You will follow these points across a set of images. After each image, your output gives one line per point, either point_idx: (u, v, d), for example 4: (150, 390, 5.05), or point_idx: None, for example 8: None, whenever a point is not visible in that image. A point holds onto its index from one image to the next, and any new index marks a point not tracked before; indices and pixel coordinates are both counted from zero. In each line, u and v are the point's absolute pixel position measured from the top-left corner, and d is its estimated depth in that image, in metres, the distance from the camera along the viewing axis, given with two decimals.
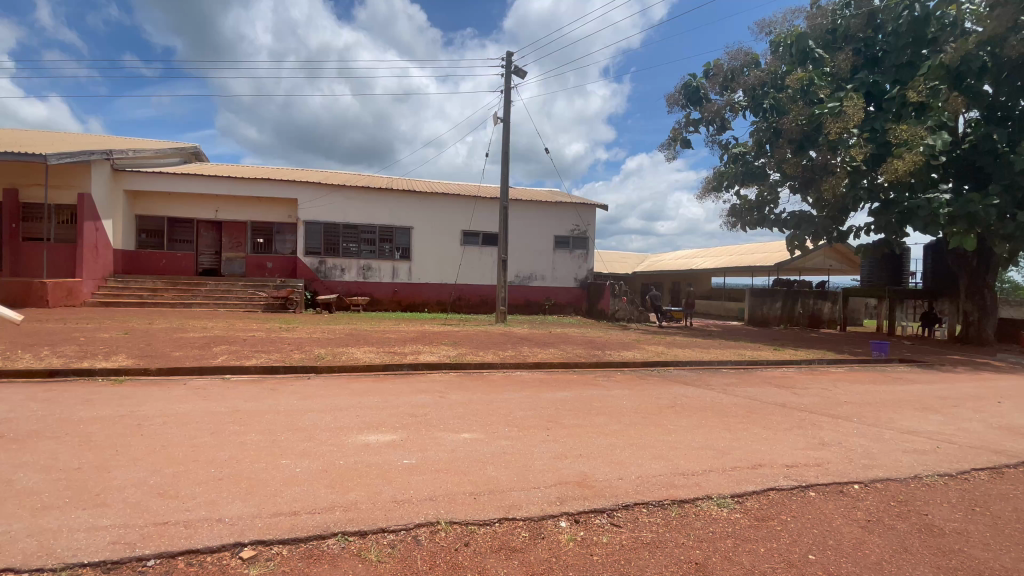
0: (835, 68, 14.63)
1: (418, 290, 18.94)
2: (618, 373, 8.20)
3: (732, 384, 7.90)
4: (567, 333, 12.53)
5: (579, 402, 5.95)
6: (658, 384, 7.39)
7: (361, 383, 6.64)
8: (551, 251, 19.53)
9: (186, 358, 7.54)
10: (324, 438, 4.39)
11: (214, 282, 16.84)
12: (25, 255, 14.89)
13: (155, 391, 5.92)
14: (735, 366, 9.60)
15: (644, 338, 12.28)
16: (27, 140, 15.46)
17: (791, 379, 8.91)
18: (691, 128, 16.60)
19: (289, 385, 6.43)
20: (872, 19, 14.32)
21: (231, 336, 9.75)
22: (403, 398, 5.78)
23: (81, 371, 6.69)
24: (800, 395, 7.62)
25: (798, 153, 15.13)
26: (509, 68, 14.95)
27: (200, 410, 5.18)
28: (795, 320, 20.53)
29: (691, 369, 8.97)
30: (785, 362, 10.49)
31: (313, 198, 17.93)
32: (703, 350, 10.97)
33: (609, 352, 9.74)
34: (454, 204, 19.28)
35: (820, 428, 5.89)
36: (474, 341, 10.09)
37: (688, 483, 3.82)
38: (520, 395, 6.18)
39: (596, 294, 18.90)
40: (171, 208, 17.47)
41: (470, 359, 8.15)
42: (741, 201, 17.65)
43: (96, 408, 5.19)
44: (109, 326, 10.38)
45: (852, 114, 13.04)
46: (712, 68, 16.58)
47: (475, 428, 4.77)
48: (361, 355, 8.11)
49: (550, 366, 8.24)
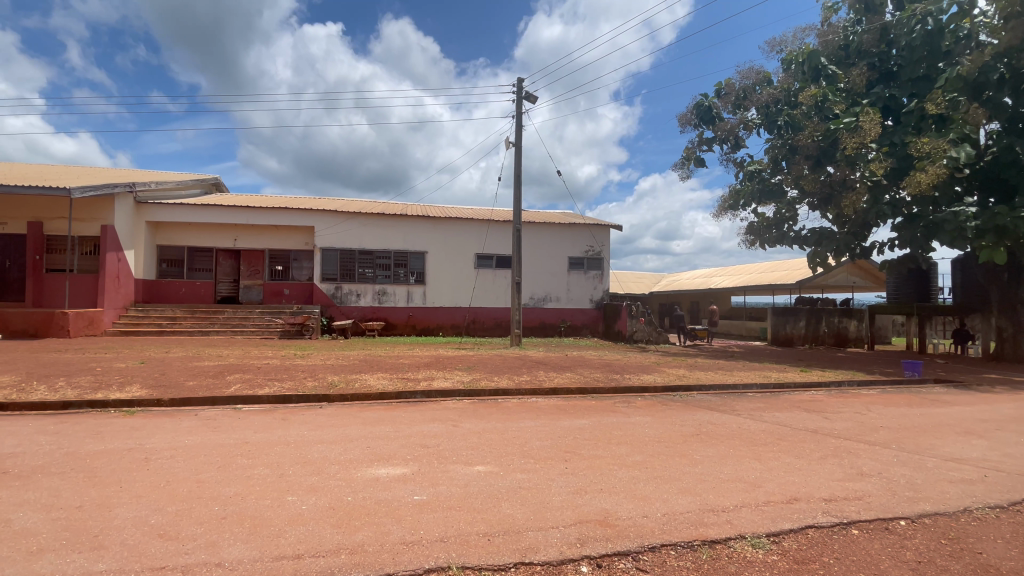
0: (849, 83, 14.52)
1: (432, 314, 18.88)
2: (638, 398, 7.88)
3: (759, 409, 7.52)
4: (584, 356, 12.25)
5: (598, 430, 5.69)
6: (680, 410, 7.08)
7: (372, 412, 6.48)
8: (566, 273, 19.38)
9: (199, 388, 7.49)
10: (333, 472, 4.22)
11: (231, 310, 17.01)
12: (49, 286, 15.26)
13: (165, 422, 5.85)
14: (760, 390, 9.19)
15: (663, 361, 11.94)
16: (54, 175, 16.02)
17: (821, 403, 8.50)
18: (704, 147, 16.51)
19: (301, 415, 6.31)
20: (885, 35, 14.24)
21: (246, 363, 9.73)
22: (415, 428, 5.60)
23: (95, 403, 6.67)
24: (832, 420, 7.21)
25: (815, 169, 14.89)
26: (521, 93, 15.17)
27: (208, 442, 5.07)
28: (820, 339, 19.88)
29: (714, 394, 8.59)
30: (813, 385, 10.05)
31: (330, 226, 18.18)
32: (726, 373, 10.56)
33: (628, 376, 9.43)
34: (468, 228, 19.32)
35: (857, 457, 5.52)
36: (488, 366, 9.89)
37: (718, 521, 3.54)
38: (537, 423, 5.96)
39: (614, 316, 18.54)
40: (192, 238, 17.84)
41: (484, 385, 7.94)
42: (759, 218, 17.36)
43: (105, 441, 5.12)
44: (126, 355, 10.43)
45: (869, 129, 12.83)
46: (724, 87, 16.53)
47: (490, 459, 4.56)
48: (374, 382, 7.98)
49: (567, 392, 7.98)
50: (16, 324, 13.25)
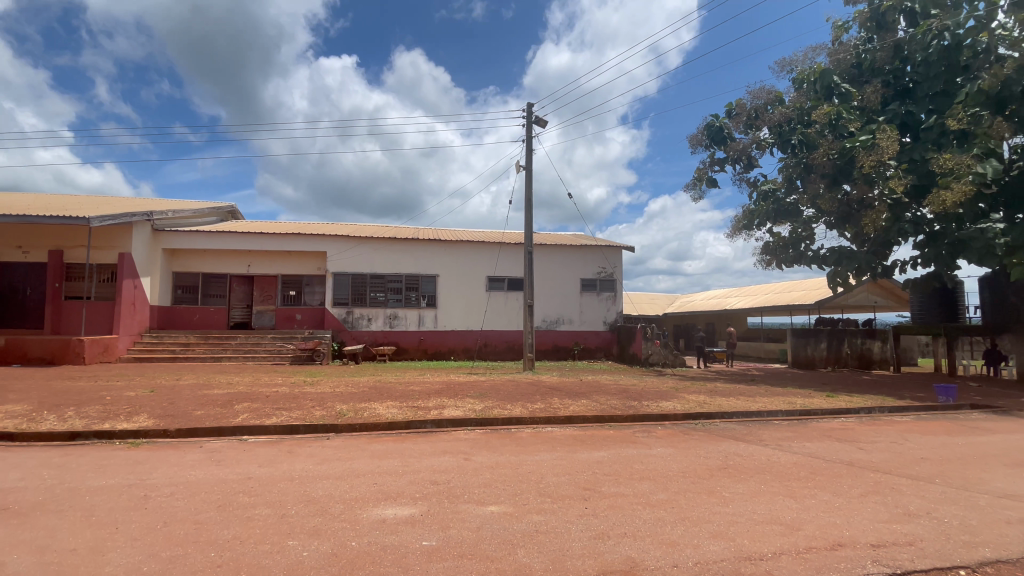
0: (863, 101, 14.38)
1: (443, 338, 18.69)
2: (658, 427, 7.53)
3: (787, 439, 7.13)
4: (600, 381, 11.88)
5: (618, 464, 5.38)
6: (704, 440, 6.73)
7: (381, 444, 6.24)
8: (578, 295, 19.13)
9: (207, 417, 7.32)
10: (338, 512, 3.99)
11: (243, 335, 17.04)
12: (67, 313, 15.41)
13: (170, 454, 5.67)
14: (786, 418, 8.75)
15: (682, 386, 11.52)
16: (75, 204, 16.34)
17: (852, 431, 8.05)
18: (716, 167, 16.33)
19: (308, 447, 6.08)
20: (898, 52, 14.14)
21: (255, 391, 9.57)
22: (425, 462, 5.35)
23: (102, 433, 6.52)
24: (868, 452, 6.79)
25: (832, 188, 14.61)
26: (531, 117, 15.24)
27: (211, 477, 4.86)
28: (843, 361, 19.22)
29: (738, 423, 8.18)
30: (842, 412, 9.56)
31: (342, 251, 18.24)
32: (748, 399, 10.12)
33: (646, 402, 9.06)
34: (479, 251, 19.24)
35: (901, 494, 5.12)
36: (501, 393, 9.60)
37: (758, 572, 3.21)
38: (553, 456, 5.66)
39: (628, 338, 18.12)
40: (206, 264, 17.99)
41: (498, 413, 7.66)
42: (774, 238, 17.04)
43: (106, 475, 4.93)
44: (136, 383, 10.33)
45: (886, 146, 12.56)
46: (735, 108, 16.46)
47: (504, 499, 4.28)
48: (383, 411, 7.75)
49: (584, 421, 7.65)
50: (33, 352, 13.32)
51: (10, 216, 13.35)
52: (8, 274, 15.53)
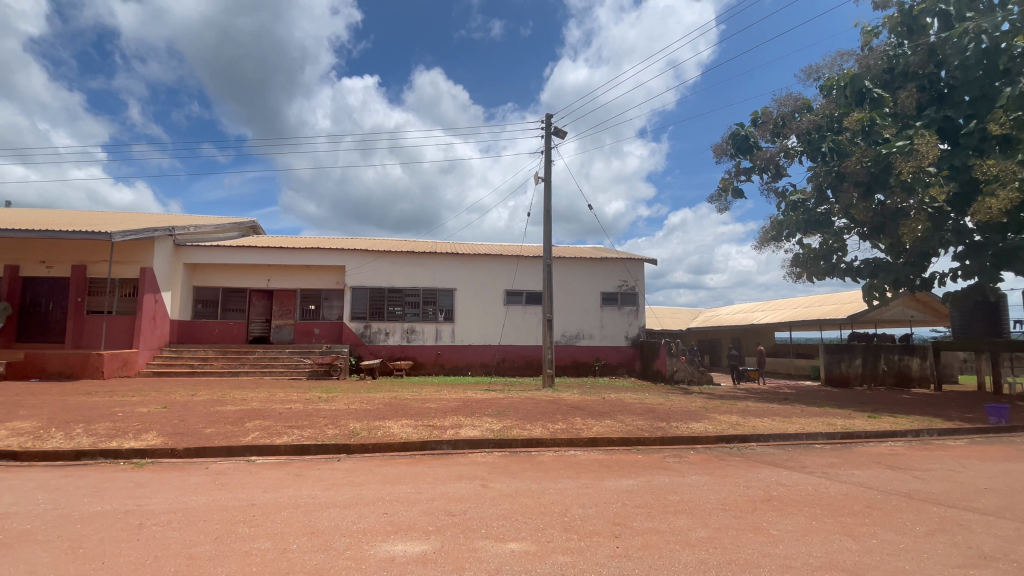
0: (897, 107, 13.74)
1: (461, 352, 18.37)
2: (690, 452, 7.01)
3: (832, 465, 6.55)
4: (623, 399, 11.34)
5: (650, 494, 4.92)
6: (740, 467, 6.20)
7: (394, 467, 5.87)
8: (599, 309, 18.64)
9: (216, 436, 7.07)
10: (343, 548, 3.63)
11: (262, 350, 17.03)
12: (89, 327, 15.60)
13: (174, 477, 5.40)
14: (827, 442, 8.11)
15: (711, 405, 10.90)
16: (100, 220, 16.64)
17: (903, 457, 7.38)
18: (742, 176, 15.82)
19: (317, 469, 5.76)
20: (933, 56, 13.52)
21: (268, 408, 9.32)
22: (440, 488, 4.96)
23: (108, 453, 6.33)
24: (925, 482, 6.15)
25: (866, 197, 13.94)
26: (550, 129, 15.01)
27: (212, 504, 4.56)
28: (880, 378, 18.22)
29: (777, 447, 7.58)
30: (888, 435, 8.86)
31: (360, 265, 18.17)
32: (783, 420, 9.47)
33: (675, 423, 8.51)
34: (497, 264, 18.96)
35: (972, 534, 4.54)
36: (520, 411, 9.17)
37: None
38: (578, 483, 5.22)
39: (651, 354, 17.48)
40: (227, 279, 18.09)
41: (517, 434, 7.23)
42: (805, 250, 16.37)
43: (103, 500, 4.66)
44: (151, 399, 10.19)
45: (926, 152, 11.87)
46: (761, 116, 15.99)
47: (525, 535, 3.86)
48: (397, 430, 7.39)
49: (609, 444, 7.18)
50: (53, 366, 13.39)
51: (36, 232, 13.59)
52: (34, 289, 15.81)
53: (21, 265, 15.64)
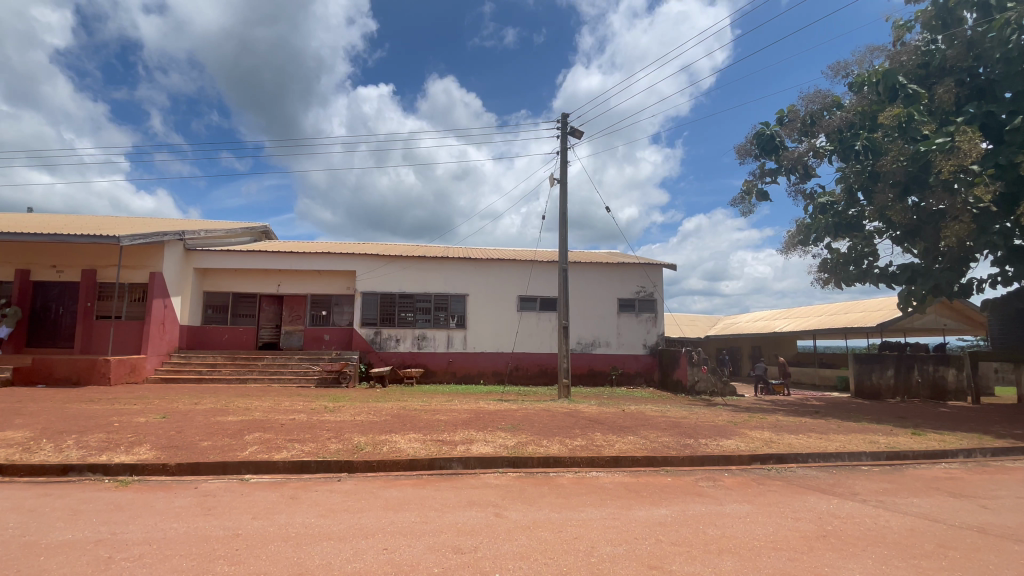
0: (935, 101, 12.85)
1: (473, 360, 17.86)
2: (724, 474, 6.36)
3: (886, 492, 5.85)
4: (645, 412, 10.67)
5: (686, 528, 4.32)
6: (782, 493, 5.55)
7: (398, 489, 5.34)
8: (616, 316, 17.99)
9: (211, 450, 6.62)
10: None
11: (271, 357, 16.70)
12: (97, 332, 15.44)
13: (159, 498, 4.94)
14: (873, 463, 7.40)
15: (739, 420, 10.18)
16: (110, 224, 16.51)
17: (963, 482, 6.64)
18: (768, 178, 15.11)
19: (315, 491, 5.26)
20: (971, 49, 12.67)
21: (270, 419, 8.86)
22: (448, 517, 4.42)
23: (96, 469, 5.92)
24: (999, 513, 5.42)
25: (901, 198, 13.14)
26: (566, 128, 14.52)
27: (193, 533, 4.07)
28: (913, 391, 17.26)
29: (819, 469, 6.89)
30: (938, 456, 8.11)
31: (370, 270, 17.78)
32: (820, 437, 8.75)
33: (704, 440, 7.84)
34: (510, 269, 18.43)
35: None
36: (535, 425, 8.58)
37: None
38: (603, 513, 4.62)
39: (672, 363, 16.79)
40: (236, 284, 17.83)
41: (533, 452, 6.65)
42: (833, 254, 15.60)
43: (77, 528, 4.22)
44: (152, 408, 9.82)
45: (969, 149, 11.02)
46: (787, 115, 15.32)
47: None
48: (404, 446, 6.87)
49: (633, 464, 6.57)
50: (60, 372, 13.14)
51: (44, 236, 13.43)
52: (43, 293, 15.69)
53: (31, 269, 15.54)
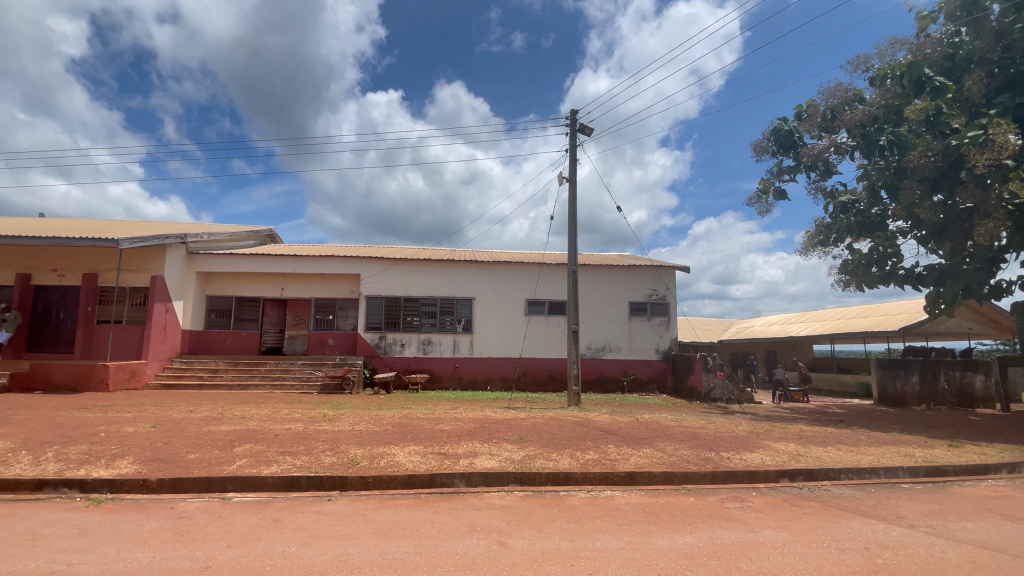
0: (963, 94, 12.14)
1: (479, 366, 17.37)
2: (752, 494, 5.80)
3: (934, 515, 5.25)
4: (661, 422, 10.09)
5: (716, 561, 3.79)
6: (820, 517, 4.97)
7: (394, 511, 4.86)
8: (627, 319, 17.43)
9: (197, 463, 6.18)
10: None
11: (274, 362, 16.34)
12: (98, 337, 15.19)
13: (130, 520, 4.50)
14: (913, 480, 6.78)
15: (762, 431, 9.55)
16: (113, 228, 16.29)
17: (1015, 502, 6.01)
18: (786, 175, 14.51)
19: (303, 512, 4.78)
20: (1000, 40, 11.98)
21: (266, 428, 8.43)
22: (446, 547, 3.92)
23: (72, 485, 5.51)
24: None
25: (929, 195, 12.49)
26: (574, 126, 14.02)
27: (156, 566, 3.60)
28: (939, 398, 16.45)
29: (854, 487, 6.30)
30: (982, 472, 7.44)
31: (375, 273, 17.35)
32: (851, 450, 8.13)
33: (726, 453, 7.27)
34: (519, 272, 17.94)
35: None
36: (544, 436, 8.06)
37: None
38: (621, 543, 4.08)
39: (686, 369, 16.16)
40: (240, 288, 17.54)
41: (542, 467, 6.14)
42: (854, 255, 14.91)
43: (33, 557, 3.78)
44: (145, 416, 9.43)
45: (1005, 141, 10.33)
46: (807, 110, 14.76)
47: None
48: (404, 460, 6.37)
49: (652, 481, 6.02)
50: (58, 377, 12.85)
51: (43, 238, 13.18)
52: (45, 297, 15.48)
53: (33, 273, 15.35)
